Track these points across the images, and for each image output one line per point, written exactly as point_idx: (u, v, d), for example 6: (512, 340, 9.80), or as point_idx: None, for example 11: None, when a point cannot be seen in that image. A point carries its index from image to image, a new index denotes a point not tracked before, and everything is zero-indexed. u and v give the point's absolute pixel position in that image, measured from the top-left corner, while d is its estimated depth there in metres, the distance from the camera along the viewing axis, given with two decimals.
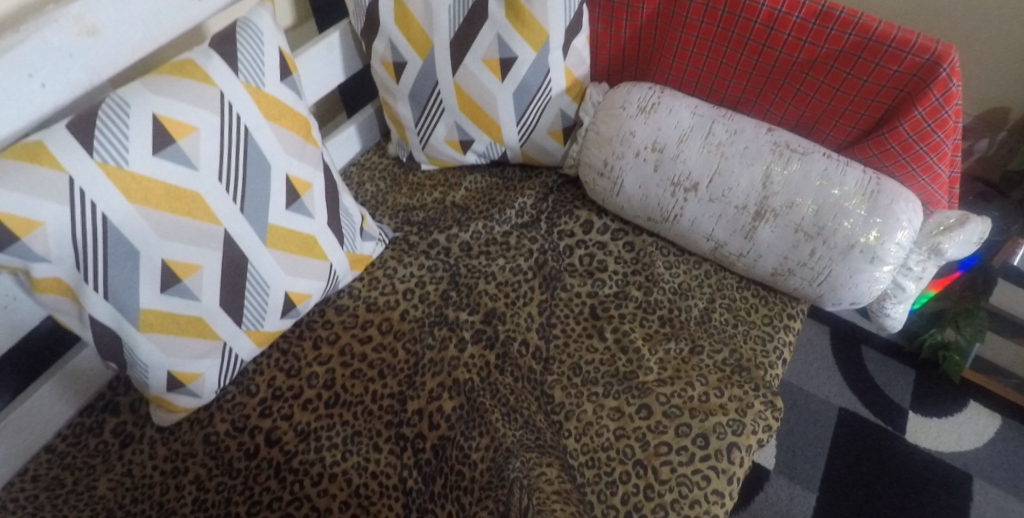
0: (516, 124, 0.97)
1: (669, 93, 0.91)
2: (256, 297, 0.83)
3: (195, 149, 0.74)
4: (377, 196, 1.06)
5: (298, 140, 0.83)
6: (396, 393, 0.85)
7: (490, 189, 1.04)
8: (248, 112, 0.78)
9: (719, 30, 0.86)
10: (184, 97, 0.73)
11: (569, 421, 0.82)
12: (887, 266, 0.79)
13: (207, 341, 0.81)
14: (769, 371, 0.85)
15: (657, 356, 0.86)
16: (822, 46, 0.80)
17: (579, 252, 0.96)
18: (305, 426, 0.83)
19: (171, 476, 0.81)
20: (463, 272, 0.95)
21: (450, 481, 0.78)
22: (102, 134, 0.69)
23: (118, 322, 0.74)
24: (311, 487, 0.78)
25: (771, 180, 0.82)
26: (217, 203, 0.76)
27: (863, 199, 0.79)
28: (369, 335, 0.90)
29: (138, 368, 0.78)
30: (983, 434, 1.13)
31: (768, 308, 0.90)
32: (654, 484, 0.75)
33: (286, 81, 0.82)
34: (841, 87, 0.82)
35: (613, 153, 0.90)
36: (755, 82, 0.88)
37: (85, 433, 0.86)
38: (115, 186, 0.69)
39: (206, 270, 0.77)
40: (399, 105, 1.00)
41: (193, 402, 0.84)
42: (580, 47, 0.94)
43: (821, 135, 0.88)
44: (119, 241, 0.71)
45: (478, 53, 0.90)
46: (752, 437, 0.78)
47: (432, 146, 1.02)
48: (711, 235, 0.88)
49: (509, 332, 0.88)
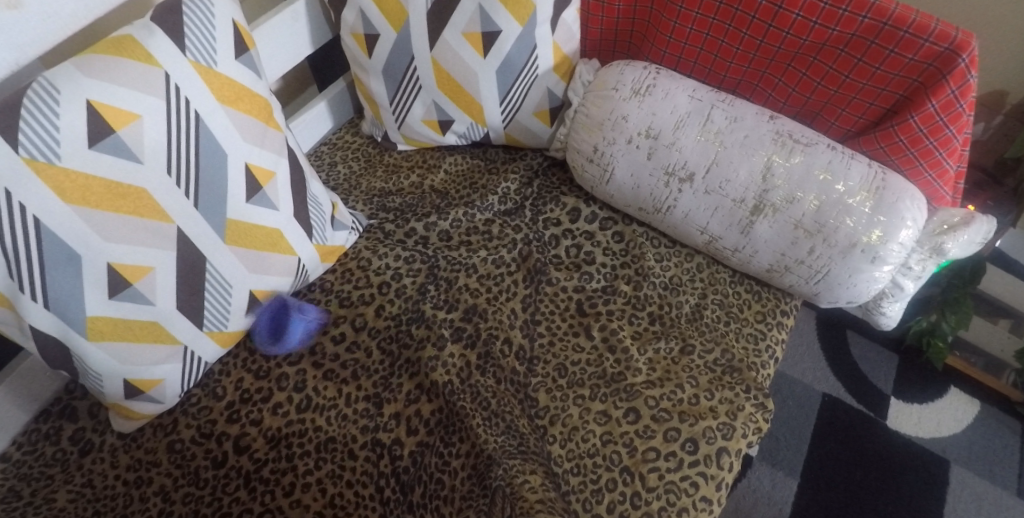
0: (500, 104, 0.89)
1: (666, 74, 0.84)
2: (218, 298, 0.76)
3: (138, 141, 0.66)
4: (350, 179, 0.98)
5: (258, 126, 0.75)
6: (372, 396, 0.80)
7: (471, 172, 0.98)
8: (199, 96, 0.69)
9: (721, 6, 0.79)
10: (124, 81, 0.65)
11: (554, 426, 0.78)
12: (888, 266, 0.75)
13: (166, 346, 0.75)
14: (761, 371, 0.82)
15: (646, 356, 0.82)
16: (834, 29, 0.74)
17: (565, 242, 0.90)
18: (275, 432, 0.79)
19: (134, 487, 0.77)
20: (443, 264, 0.88)
21: (430, 490, 0.75)
22: (27, 125, 0.60)
23: (62, 331, 0.68)
24: (283, 498, 0.75)
25: (772, 172, 0.77)
26: (167, 199, 0.69)
27: (867, 195, 0.74)
28: (342, 334, 0.85)
29: (91, 376, 0.72)
30: (962, 419, 1.13)
31: (762, 304, 0.86)
32: (641, 491, 0.72)
33: (242, 58, 0.73)
34: (850, 74, 0.76)
35: (603, 138, 0.84)
36: (758, 64, 0.82)
37: (41, 441, 0.80)
38: (48, 186, 0.62)
39: (159, 272, 0.70)
40: (371, 82, 0.92)
41: (154, 408, 0.78)
42: (570, 21, 0.87)
43: (825, 124, 0.83)
44: (56, 246, 0.64)
45: (457, 26, 0.83)
46: (742, 442, 0.76)
47: (408, 126, 0.95)
48: (706, 228, 0.83)
49: (491, 330, 0.83)
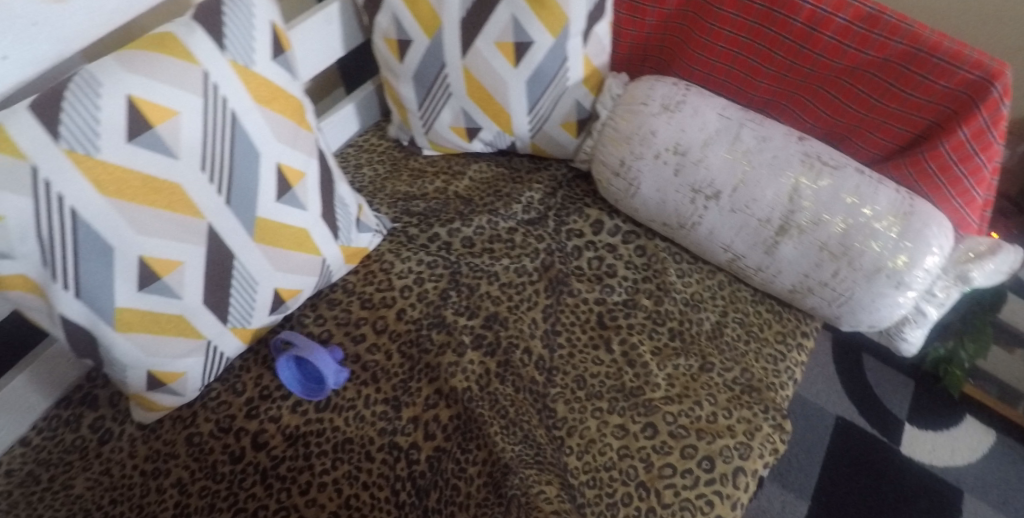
0: (528, 113, 0.90)
1: (696, 90, 0.85)
2: (243, 295, 0.77)
3: (175, 136, 0.66)
4: (375, 181, 0.99)
5: (290, 126, 0.76)
6: (391, 398, 0.81)
7: (496, 180, 0.98)
8: (235, 95, 0.70)
9: (754, 26, 0.80)
10: (164, 77, 0.65)
11: (571, 438, 0.78)
12: (912, 292, 0.75)
13: (190, 340, 0.75)
14: (779, 392, 0.82)
15: (665, 372, 0.82)
16: (867, 53, 0.74)
17: (588, 254, 0.91)
18: (293, 430, 0.79)
19: (151, 478, 0.77)
20: (466, 271, 0.89)
21: (445, 495, 0.75)
22: (68, 118, 0.61)
23: (91, 321, 0.68)
24: (299, 496, 0.75)
25: (799, 194, 0.77)
26: (200, 195, 0.70)
27: (895, 220, 0.74)
28: (363, 335, 0.85)
29: (115, 367, 0.72)
30: (976, 449, 1.12)
31: (782, 324, 0.86)
32: (656, 507, 0.72)
33: (279, 59, 0.74)
34: (881, 99, 0.76)
35: (631, 152, 0.84)
36: (788, 85, 0.82)
37: (61, 427, 0.82)
38: (86, 177, 0.63)
39: (188, 266, 0.71)
40: (401, 86, 0.93)
41: (174, 400, 0.79)
42: (602, 34, 0.87)
43: (852, 147, 0.83)
44: (90, 237, 0.64)
45: (491, 35, 0.83)
46: (759, 462, 0.75)
47: (436, 132, 0.95)
48: (730, 246, 0.83)
49: (511, 339, 0.84)
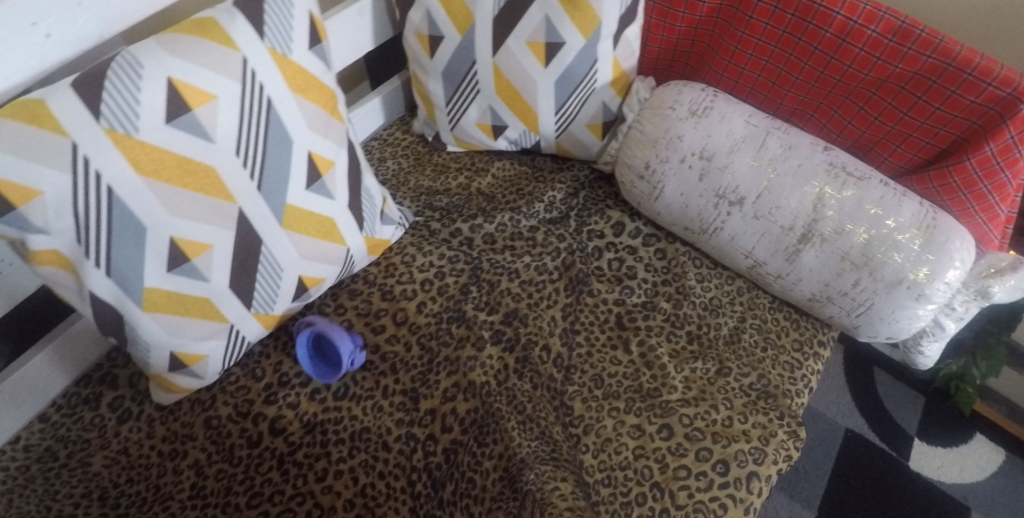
0: (555, 113, 0.90)
1: (723, 97, 0.85)
2: (268, 281, 0.78)
3: (212, 120, 0.67)
4: (399, 174, 1.01)
5: (323, 115, 0.77)
6: (409, 390, 0.81)
7: (519, 178, 0.99)
8: (272, 82, 0.71)
9: (784, 35, 0.81)
10: (204, 62, 0.66)
11: (587, 436, 0.79)
12: (932, 305, 0.75)
13: (214, 323, 0.76)
14: (795, 399, 0.82)
15: (682, 374, 0.82)
16: (896, 66, 0.75)
17: (608, 255, 0.91)
18: (311, 417, 0.80)
19: (168, 459, 0.78)
20: (487, 267, 0.90)
21: (461, 488, 0.75)
22: (110, 96, 0.62)
23: (120, 299, 0.69)
24: (315, 483, 0.75)
25: (823, 203, 0.78)
26: (232, 179, 0.70)
27: (918, 233, 0.75)
28: (383, 326, 0.86)
29: (140, 347, 0.73)
30: (986, 467, 1.12)
31: (800, 332, 0.86)
32: (670, 508, 0.73)
33: (314, 49, 0.75)
34: (909, 112, 0.77)
35: (656, 155, 0.85)
36: (815, 95, 0.83)
37: (81, 405, 0.82)
38: (124, 156, 0.63)
39: (217, 249, 0.72)
40: (429, 82, 0.94)
41: (194, 383, 0.79)
42: (632, 38, 0.88)
43: (877, 158, 0.83)
44: (124, 215, 0.65)
45: (522, 34, 0.84)
46: (773, 467, 0.76)
47: (461, 129, 0.96)
48: (751, 253, 0.83)
49: (530, 336, 0.84)
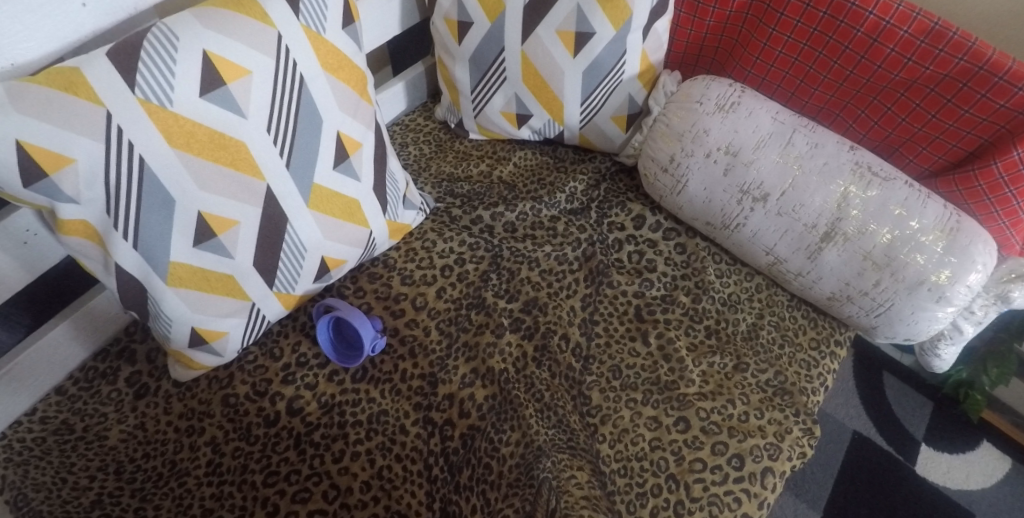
0: (580, 104, 0.91)
1: (750, 93, 0.86)
2: (292, 261, 0.77)
3: (245, 96, 0.67)
4: (420, 160, 1.02)
5: (352, 96, 0.77)
6: (427, 375, 0.82)
7: (540, 168, 1.00)
8: (305, 60, 0.71)
9: (815, 33, 0.81)
10: (240, 37, 0.67)
11: (604, 426, 0.79)
12: (952, 308, 0.75)
13: (236, 300, 0.76)
14: (811, 397, 0.82)
15: (699, 368, 0.82)
16: (927, 68, 0.75)
17: (628, 248, 0.92)
18: (328, 398, 0.80)
19: (185, 435, 0.78)
20: (507, 255, 0.90)
21: (477, 473, 0.75)
22: (146, 67, 0.62)
23: (145, 273, 0.69)
24: (332, 463, 0.75)
25: (848, 202, 0.78)
26: (263, 157, 0.70)
27: (941, 235, 0.74)
28: (402, 310, 0.86)
29: (162, 321, 0.73)
30: (991, 475, 1.12)
31: (817, 331, 0.87)
32: (685, 500, 0.73)
33: (348, 29, 0.75)
34: (937, 114, 0.77)
35: (681, 149, 0.85)
36: (843, 94, 0.83)
37: (98, 379, 0.82)
38: (157, 128, 0.64)
39: (243, 226, 0.72)
40: (456, 68, 0.95)
41: (214, 360, 0.79)
42: (661, 31, 0.88)
43: (903, 160, 0.84)
44: (155, 188, 0.65)
45: (553, 23, 0.85)
46: (788, 464, 0.76)
47: (486, 116, 0.98)
48: (772, 250, 0.84)
49: (549, 325, 0.85)
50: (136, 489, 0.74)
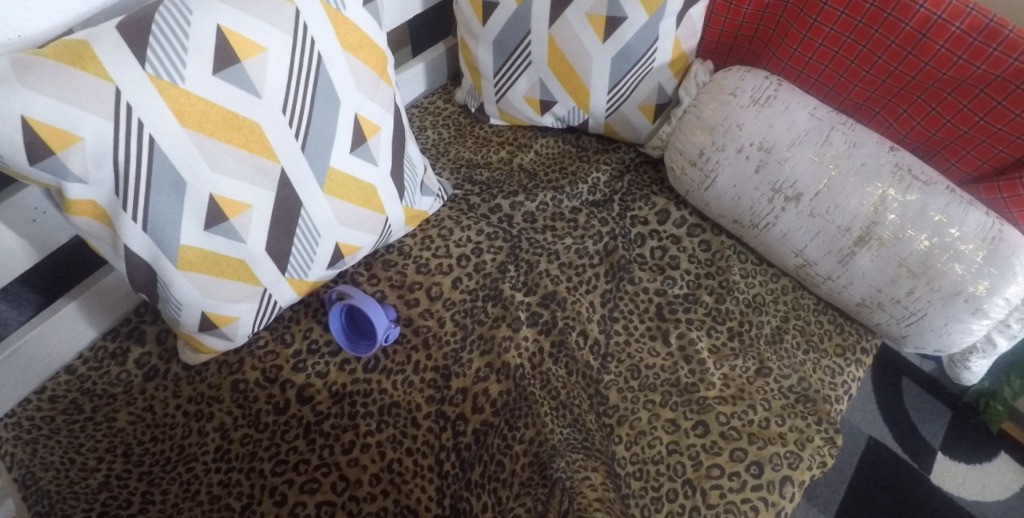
0: (607, 92, 0.88)
1: (787, 86, 0.82)
2: (306, 246, 0.75)
3: (260, 74, 0.64)
4: (439, 145, 0.99)
5: (372, 78, 0.74)
6: (441, 366, 0.80)
7: (562, 157, 0.97)
8: (325, 38, 0.68)
9: (859, 26, 0.77)
10: (257, 12, 0.64)
11: (620, 427, 0.77)
12: (988, 320, 0.72)
13: (247, 285, 0.73)
14: (835, 405, 0.79)
15: (721, 371, 0.80)
16: (978, 67, 0.71)
17: (651, 243, 0.89)
18: (340, 388, 0.78)
19: (194, 419, 0.76)
20: (526, 246, 0.88)
21: (489, 470, 0.73)
22: (157, 42, 0.60)
23: (154, 256, 0.67)
24: (341, 454, 0.73)
25: (885, 205, 0.74)
26: (278, 139, 0.68)
27: (982, 245, 0.70)
28: (416, 300, 0.84)
29: (171, 304, 0.71)
30: (1008, 487, 1.10)
31: (843, 337, 0.84)
32: (700, 507, 0.71)
33: (369, 6, 0.72)
34: (985, 117, 0.73)
35: (711, 143, 0.82)
36: (884, 92, 0.79)
37: (107, 359, 0.81)
38: (168, 106, 0.61)
39: (256, 211, 0.69)
40: (479, 50, 0.92)
41: (224, 345, 0.78)
42: (695, 17, 0.84)
43: (944, 163, 0.80)
44: (166, 168, 0.63)
45: (583, 6, 0.82)
46: (808, 473, 0.73)
47: (508, 101, 0.94)
48: (802, 252, 0.80)
49: (568, 320, 0.82)
50: (144, 473, 0.73)
